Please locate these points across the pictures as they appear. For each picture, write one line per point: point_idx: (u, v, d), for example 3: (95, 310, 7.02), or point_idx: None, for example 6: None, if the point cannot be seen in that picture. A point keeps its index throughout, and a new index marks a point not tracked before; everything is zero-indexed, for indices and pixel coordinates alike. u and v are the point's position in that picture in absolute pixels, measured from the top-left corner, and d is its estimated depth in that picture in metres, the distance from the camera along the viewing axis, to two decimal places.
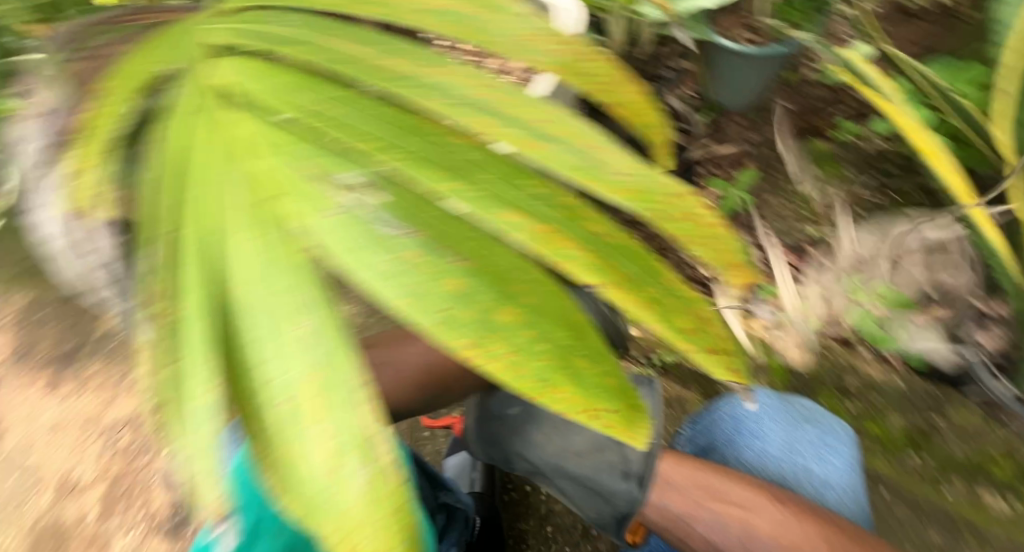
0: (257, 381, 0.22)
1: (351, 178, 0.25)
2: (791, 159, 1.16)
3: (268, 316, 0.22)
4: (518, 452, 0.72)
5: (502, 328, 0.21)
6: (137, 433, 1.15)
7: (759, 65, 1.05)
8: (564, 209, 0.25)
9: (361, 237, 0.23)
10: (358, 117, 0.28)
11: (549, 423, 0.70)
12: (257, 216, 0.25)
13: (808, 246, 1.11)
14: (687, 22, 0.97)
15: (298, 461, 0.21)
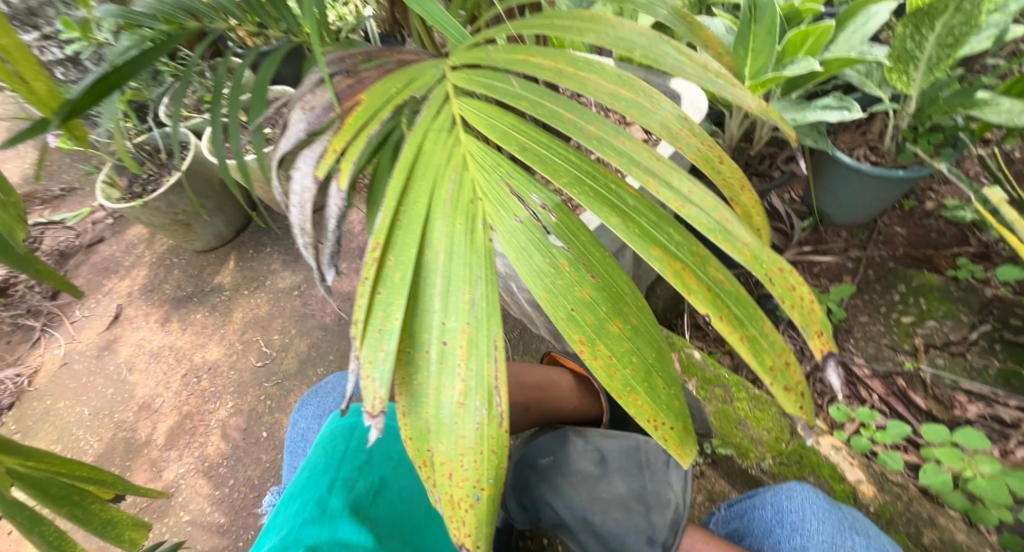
0: (435, 322, 0.31)
1: (537, 202, 0.34)
2: (896, 284, 1.11)
3: (454, 279, 0.32)
4: (547, 503, 0.69)
5: (611, 336, 0.30)
6: (215, 380, 1.28)
7: (876, 186, 1.05)
8: (696, 255, 0.31)
9: (532, 243, 0.32)
10: (556, 155, 0.36)
11: (581, 473, 0.69)
12: (462, 207, 0.35)
13: (899, 379, 1.02)
14: (806, 130, 1.00)
15: (444, 385, 0.30)
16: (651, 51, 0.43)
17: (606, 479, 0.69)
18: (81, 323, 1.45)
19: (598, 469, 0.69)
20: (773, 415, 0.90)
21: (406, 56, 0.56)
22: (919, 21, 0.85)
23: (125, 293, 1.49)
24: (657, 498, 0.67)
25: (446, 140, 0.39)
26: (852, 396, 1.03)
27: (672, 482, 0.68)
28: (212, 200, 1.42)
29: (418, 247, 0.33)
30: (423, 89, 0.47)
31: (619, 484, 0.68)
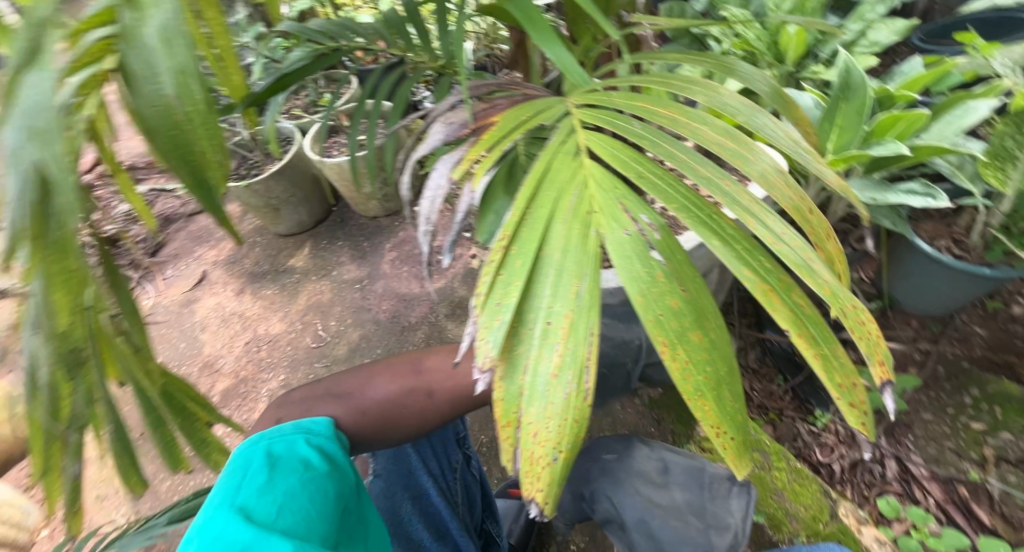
0: (539, 307, 0.32)
1: (644, 219, 0.35)
2: (968, 387, 1.03)
3: (562, 272, 0.33)
4: (605, 494, 0.65)
5: (693, 343, 0.30)
6: (271, 352, 1.38)
7: (958, 279, 1.00)
8: (785, 282, 0.30)
9: (636, 254, 0.33)
10: (668, 178, 0.36)
11: (642, 476, 0.66)
12: (577, 213, 0.36)
13: (961, 487, 0.93)
14: (885, 211, 0.98)
15: (539, 364, 0.31)
16: (755, 111, 0.45)
17: (666, 487, 0.66)
18: (170, 280, 1.62)
19: (659, 477, 0.67)
20: (812, 492, 0.84)
21: (527, 90, 0.62)
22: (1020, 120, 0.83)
23: (211, 261, 1.65)
24: (716, 519, 0.63)
25: (568, 157, 0.41)
26: (905, 495, 0.94)
27: (733, 509, 0.64)
28: (303, 191, 1.57)
29: (537, 242, 0.34)
30: (550, 117, 0.50)
31: (678, 496, 0.65)
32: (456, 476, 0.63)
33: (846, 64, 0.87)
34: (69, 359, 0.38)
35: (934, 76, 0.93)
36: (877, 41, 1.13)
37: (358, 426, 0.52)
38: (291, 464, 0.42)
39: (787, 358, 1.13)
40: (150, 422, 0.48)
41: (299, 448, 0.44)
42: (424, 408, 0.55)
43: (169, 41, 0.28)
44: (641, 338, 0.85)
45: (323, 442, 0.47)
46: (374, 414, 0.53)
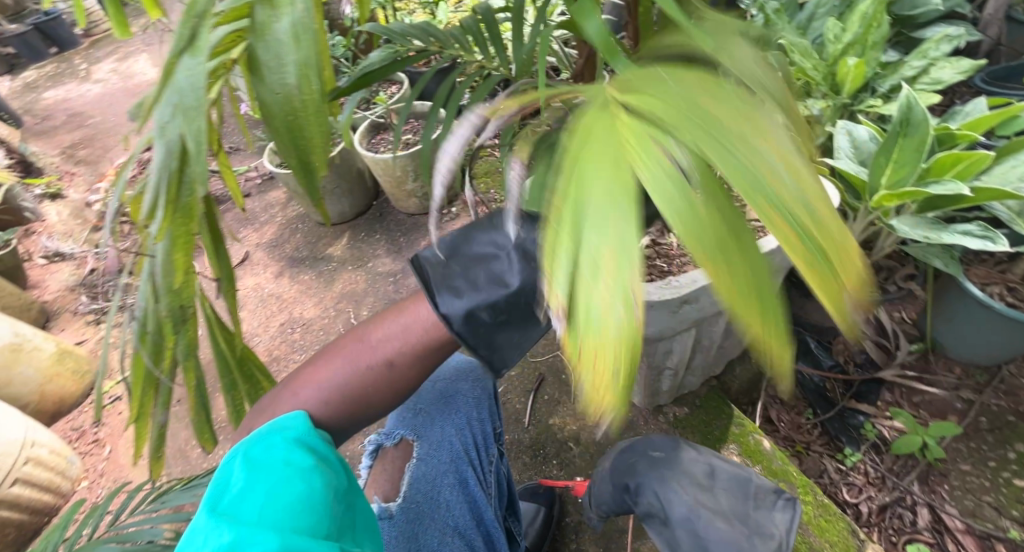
0: (582, 244, 0.22)
1: (670, 138, 0.26)
2: (1012, 441, 0.99)
3: (595, 199, 0.23)
4: (649, 489, 0.69)
5: (729, 264, 0.23)
6: (304, 335, 1.42)
7: (1009, 327, 0.97)
8: (803, 200, 0.25)
9: (671, 170, 0.24)
10: (684, 98, 0.28)
11: (687, 475, 0.69)
12: (593, 137, 0.26)
13: (999, 545, 0.89)
14: (936, 251, 0.96)
15: (593, 313, 0.21)
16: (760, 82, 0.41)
17: (710, 489, 0.68)
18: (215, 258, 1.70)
19: (705, 480, 0.69)
20: (839, 530, 0.82)
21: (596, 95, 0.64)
22: None
23: (255, 243, 1.72)
24: (760, 527, 0.63)
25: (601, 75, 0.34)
26: (936, 545, 0.90)
27: (777, 521, 0.64)
28: (349, 184, 1.62)
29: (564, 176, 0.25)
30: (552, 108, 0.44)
31: (723, 501, 0.66)
32: (490, 467, 0.61)
33: (907, 99, 0.86)
34: (176, 314, 0.42)
35: (1000, 118, 0.91)
36: (939, 79, 1.11)
37: (331, 417, 0.46)
38: (273, 471, 0.39)
39: (819, 392, 1.11)
40: (228, 385, 0.56)
41: (277, 449, 0.40)
42: (382, 373, 0.45)
43: (298, 39, 0.31)
44: (673, 354, 0.85)
45: (303, 432, 0.43)
46: (339, 397, 0.45)
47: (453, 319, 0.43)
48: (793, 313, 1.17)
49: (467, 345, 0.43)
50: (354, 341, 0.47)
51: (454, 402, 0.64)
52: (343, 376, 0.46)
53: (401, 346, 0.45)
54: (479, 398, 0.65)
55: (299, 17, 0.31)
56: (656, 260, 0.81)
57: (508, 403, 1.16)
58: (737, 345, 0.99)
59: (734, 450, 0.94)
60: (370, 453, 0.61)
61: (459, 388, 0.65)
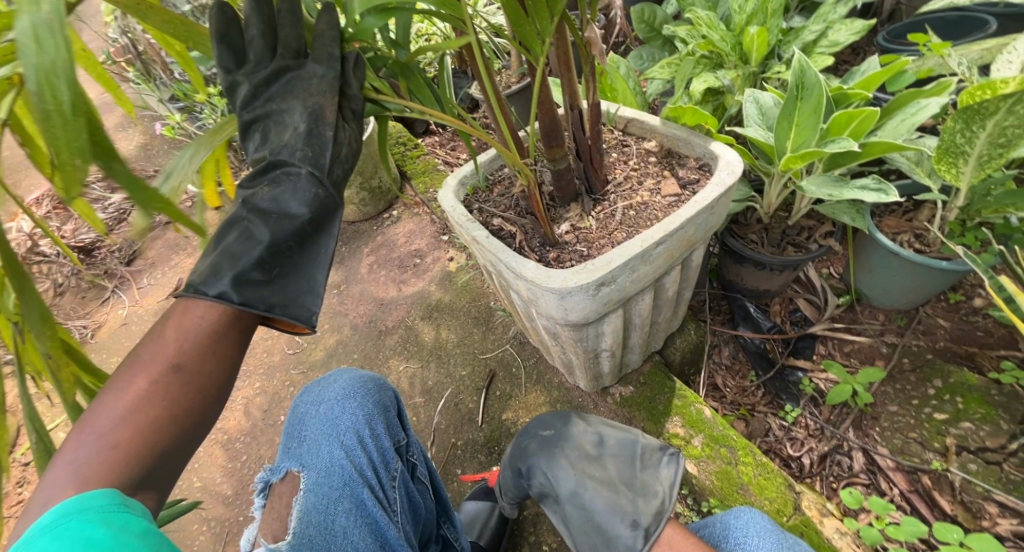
0: None
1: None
2: (931, 378, 1.04)
3: None
4: (541, 469, 0.77)
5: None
6: (247, 358, 1.37)
7: (918, 272, 1.02)
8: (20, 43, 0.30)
9: None
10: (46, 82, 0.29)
11: (576, 448, 0.78)
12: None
13: (925, 477, 0.93)
14: (845, 207, 1.00)
15: None
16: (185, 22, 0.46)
17: (599, 459, 0.77)
18: (148, 290, 1.62)
19: (595, 450, 0.78)
20: (777, 485, 0.85)
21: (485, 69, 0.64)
22: (970, 116, 0.83)
23: (187, 269, 1.64)
24: (647, 487, 0.73)
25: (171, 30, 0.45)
26: (871, 486, 0.95)
27: (662, 477, 0.74)
28: None
29: None
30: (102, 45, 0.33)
31: (611, 468, 0.77)
32: (394, 484, 0.63)
33: (800, 64, 0.89)
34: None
35: (889, 74, 0.95)
36: (837, 41, 1.15)
37: (135, 454, 0.43)
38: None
39: (759, 354, 1.15)
40: None
41: (73, 530, 0.37)
42: (166, 381, 0.45)
43: (42, 41, 0.29)
44: (606, 336, 0.86)
45: (112, 503, 0.39)
46: (137, 425, 0.43)
47: (228, 293, 0.47)
48: (730, 281, 1.20)
49: (256, 307, 0.48)
50: (128, 369, 0.45)
51: (339, 423, 0.64)
52: (130, 403, 0.44)
53: (181, 346, 0.46)
54: (370, 413, 0.66)
55: (45, 19, 0.29)
56: (576, 245, 0.81)
57: (461, 403, 1.15)
58: (673, 319, 1.00)
59: (678, 422, 0.95)
60: (260, 493, 0.60)
61: (346, 407, 0.65)
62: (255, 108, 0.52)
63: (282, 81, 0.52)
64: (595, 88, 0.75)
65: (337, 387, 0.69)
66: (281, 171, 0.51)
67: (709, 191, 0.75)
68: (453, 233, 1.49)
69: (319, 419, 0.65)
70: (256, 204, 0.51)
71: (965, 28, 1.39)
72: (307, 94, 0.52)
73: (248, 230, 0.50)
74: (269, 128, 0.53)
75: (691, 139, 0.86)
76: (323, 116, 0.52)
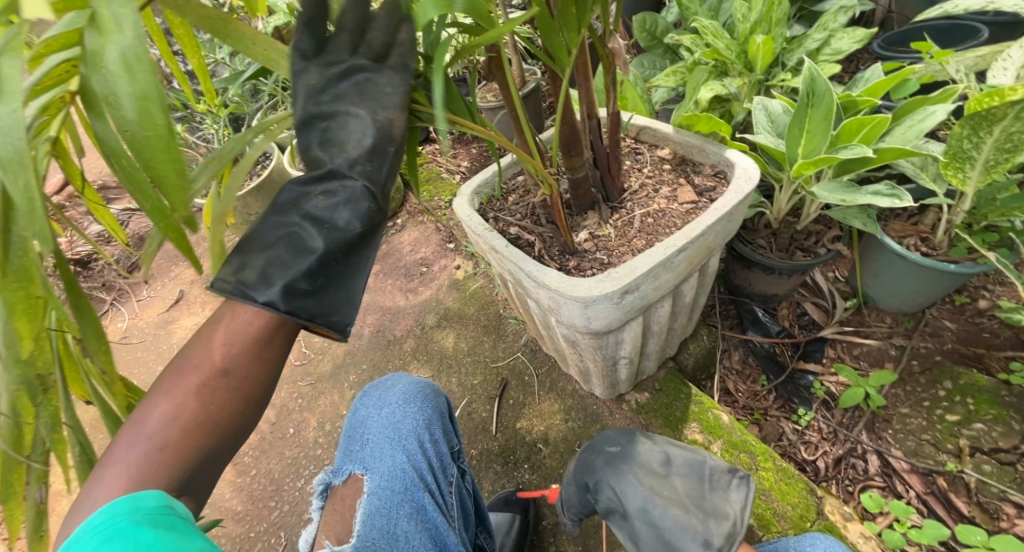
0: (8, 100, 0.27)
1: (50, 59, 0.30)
2: (941, 379, 1.06)
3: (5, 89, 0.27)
4: (608, 484, 0.79)
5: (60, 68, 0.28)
6: None
7: (926, 275, 1.04)
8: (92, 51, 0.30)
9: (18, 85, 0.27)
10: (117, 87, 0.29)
11: (643, 466, 0.80)
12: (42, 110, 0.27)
13: (940, 479, 0.95)
14: (854, 213, 1.01)
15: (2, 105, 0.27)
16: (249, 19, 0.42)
17: (666, 478, 0.80)
18: (147, 303, 1.60)
19: (661, 468, 0.81)
20: (798, 490, 0.86)
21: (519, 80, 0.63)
22: (977, 124, 0.84)
23: (188, 280, 1.62)
24: (717, 508, 0.76)
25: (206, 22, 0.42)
26: (887, 488, 0.96)
27: (733, 499, 0.76)
28: None
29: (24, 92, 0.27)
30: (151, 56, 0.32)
31: (679, 487, 0.79)
32: (451, 489, 0.63)
33: (810, 72, 0.90)
34: (31, 383, 0.36)
35: (894, 82, 0.97)
36: (839, 49, 1.17)
37: (176, 460, 0.43)
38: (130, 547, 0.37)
39: (769, 358, 1.16)
40: None
41: (126, 524, 0.37)
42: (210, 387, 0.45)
43: (130, 68, 0.29)
44: (625, 344, 0.86)
45: (164, 505, 0.40)
46: (184, 432, 0.43)
47: (276, 301, 0.46)
48: (738, 285, 1.21)
49: (303, 317, 0.48)
50: (174, 372, 0.45)
51: (401, 427, 0.64)
52: (177, 406, 0.43)
53: (229, 351, 0.46)
54: (429, 419, 0.66)
55: (130, 44, 0.29)
56: (596, 253, 0.82)
57: (474, 412, 1.14)
58: (687, 325, 1.01)
59: (696, 428, 0.96)
60: (318, 495, 0.59)
61: (407, 413, 0.65)
62: (323, 103, 0.49)
63: (352, 81, 0.50)
64: (614, 98, 0.76)
65: (395, 393, 0.69)
66: (340, 178, 0.49)
67: (728, 198, 0.76)
68: (459, 241, 1.49)
69: (379, 426, 0.64)
70: (314, 212, 0.49)
71: (958, 36, 1.42)
72: (379, 106, 0.50)
73: (296, 234, 0.49)
74: (331, 128, 0.50)
75: (705, 147, 0.86)
76: (389, 134, 0.50)
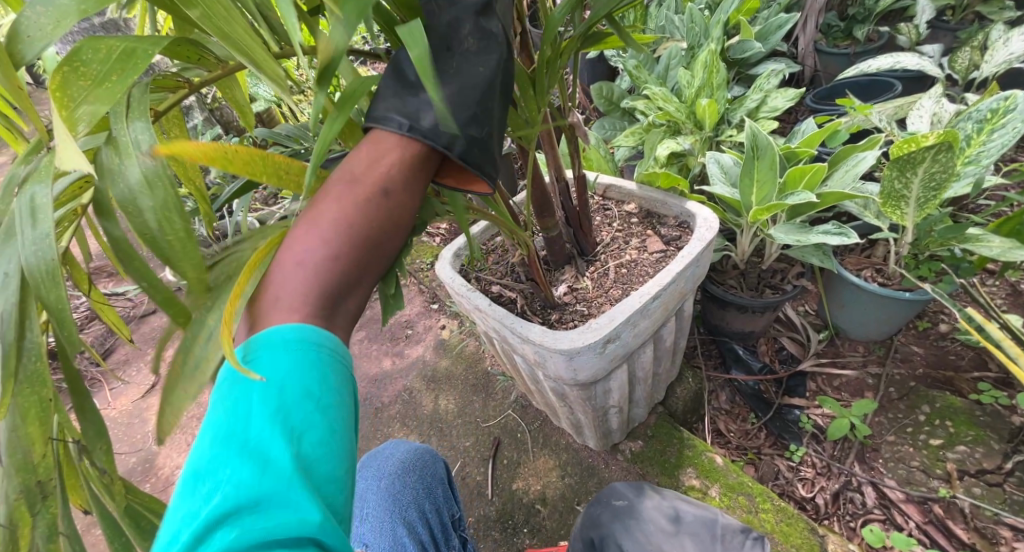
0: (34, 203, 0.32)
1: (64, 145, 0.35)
2: (919, 404, 1.09)
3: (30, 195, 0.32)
4: (615, 539, 0.76)
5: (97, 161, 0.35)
6: None
7: (886, 305, 1.10)
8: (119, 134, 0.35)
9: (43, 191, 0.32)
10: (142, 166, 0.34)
11: (652, 523, 0.76)
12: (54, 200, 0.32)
13: (936, 506, 0.96)
14: (811, 250, 1.08)
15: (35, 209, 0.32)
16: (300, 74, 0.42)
17: (676, 536, 0.74)
18: (121, 391, 1.54)
19: (671, 526, 0.76)
20: (801, 531, 0.86)
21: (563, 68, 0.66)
22: (903, 167, 0.94)
23: (165, 364, 1.59)
24: None
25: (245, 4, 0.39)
26: (888, 521, 0.96)
27: None
28: None
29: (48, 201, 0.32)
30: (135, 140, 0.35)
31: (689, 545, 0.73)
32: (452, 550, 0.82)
33: (751, 129, 0.99)
34: (31, 492, 0.37)
35: (828, 132, 1.07)
36: (776, 107, 1.29)
37: (324, 275, 0.37)
38: (278, 383, 0.34)
39: (755, 396, 1.18)
40: None
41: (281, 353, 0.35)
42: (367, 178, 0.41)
43: (152, 186, 0.33)
44: (613, 393, 0.88)
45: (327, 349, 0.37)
46: (348, 237, 0.38)
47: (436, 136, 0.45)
48: (716, 326, 1.25)
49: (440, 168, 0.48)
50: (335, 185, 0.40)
51: (403, 497, 0.84)
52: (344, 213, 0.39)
53: (390, 168, 0.41)
54: (429, 487, 0.86)
55: (151, 166, 0.33)
56: (576, 306, 0.85)
57: (468, 476, 1.12)
58: (671, 369, 1.03)
59: (692, 473, 0.96)
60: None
61: (407, 481, 0.85)
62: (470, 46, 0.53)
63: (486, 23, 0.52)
64: (579, 162, 0.81)
65: (394, 461, 0.89)
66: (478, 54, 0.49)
67: (696, 244, 0.81)
68: (443, 301, 1.50)
69: (384, 491, 0.84)
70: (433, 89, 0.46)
71: (878, 89, 1.58)
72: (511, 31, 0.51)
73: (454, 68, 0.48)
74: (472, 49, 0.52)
75: (667, 201, 0.93)
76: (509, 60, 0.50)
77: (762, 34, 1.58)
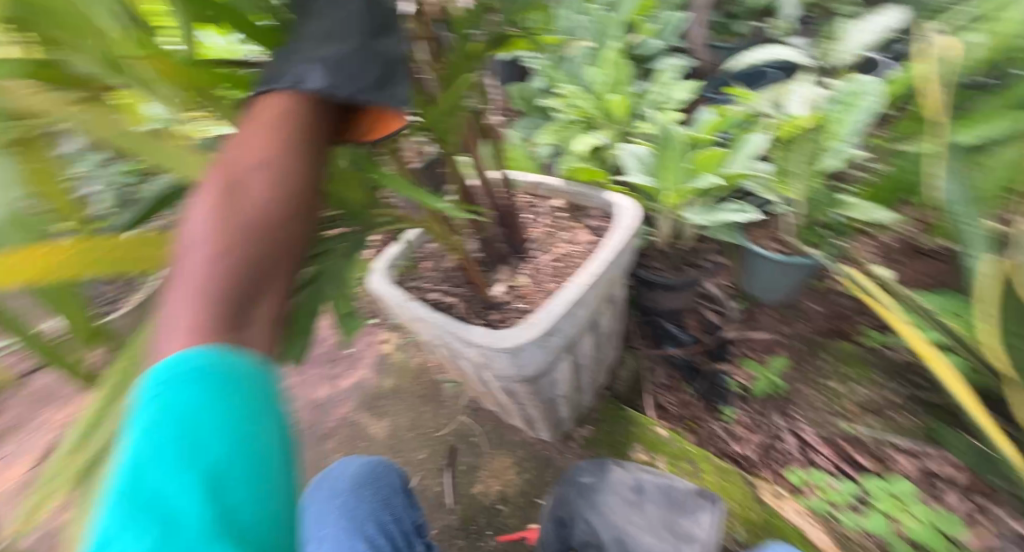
0: None
1: None
2: (823, 355, 1.23)
3: None
4: (584, 517, 0.80)
5: None
6: None
7: (787, 271, 1.22)
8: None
9: None
10: None
11: (616, 493, 0.80)
12: None
13: (844, 443, 1.08)
14: (721, 227, 1.18)
15: None
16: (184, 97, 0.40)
17: (640, 504, 0.79)
18: (14, 459, 1.35)
19: (634, 495, 0.80)
20: (737, 485, 0.94)
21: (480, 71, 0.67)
22: None
23: (65, 420, 1.41)
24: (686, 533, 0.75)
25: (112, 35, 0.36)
26: (807, 463, 1.07)
27: (702, 521, 0.76)
28: None
29: None
30: None
31: (652, 511, 0.78)
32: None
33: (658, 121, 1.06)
34: None
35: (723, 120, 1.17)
36: (677, 98, 1.39)
37: (220, 269, 0.35)
38: (182, 416, 0.31)
39: (687, 367, 1.26)
40: None
41: (191, 382, 0.32)
42: (242, 158, 0.39)
43: None
44: (558, 383, 0.90)
45: (239, 373, 0.34)
46: (238, 219, 0.36)
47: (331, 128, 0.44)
48: (648, 307, 1.28)
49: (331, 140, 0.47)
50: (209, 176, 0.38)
51: (358, 513, 0.81)
52: (219, 197, 0.37)
53: (261, 143, 0.40)
54: (386, 497, 0.85)
55: None
56: (514, 302, 0.87)
57: (425, 488, 1.10)
58: (610, 352, 1.08)
59: (638, 448, 1.02)
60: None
61: (364, 497, 0.83)
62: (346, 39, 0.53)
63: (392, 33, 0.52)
64: (502, 163, 0.83)
65: (348, 476, 0.86)
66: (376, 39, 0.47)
67: (621, 232, 0.86)
68: (379, 314, 1.46)
69: (337, 514, 0.82)
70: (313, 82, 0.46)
71: (761, 78, 1.75)
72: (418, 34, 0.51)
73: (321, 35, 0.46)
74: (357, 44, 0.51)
75: (589, 193, 0.97)
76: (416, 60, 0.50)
77: (659, 31, 1.69)
